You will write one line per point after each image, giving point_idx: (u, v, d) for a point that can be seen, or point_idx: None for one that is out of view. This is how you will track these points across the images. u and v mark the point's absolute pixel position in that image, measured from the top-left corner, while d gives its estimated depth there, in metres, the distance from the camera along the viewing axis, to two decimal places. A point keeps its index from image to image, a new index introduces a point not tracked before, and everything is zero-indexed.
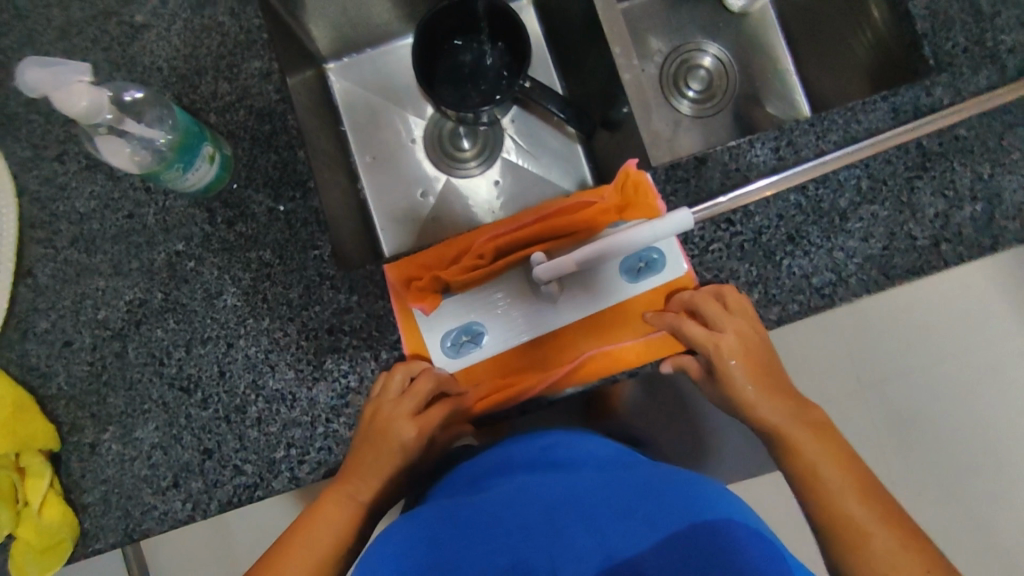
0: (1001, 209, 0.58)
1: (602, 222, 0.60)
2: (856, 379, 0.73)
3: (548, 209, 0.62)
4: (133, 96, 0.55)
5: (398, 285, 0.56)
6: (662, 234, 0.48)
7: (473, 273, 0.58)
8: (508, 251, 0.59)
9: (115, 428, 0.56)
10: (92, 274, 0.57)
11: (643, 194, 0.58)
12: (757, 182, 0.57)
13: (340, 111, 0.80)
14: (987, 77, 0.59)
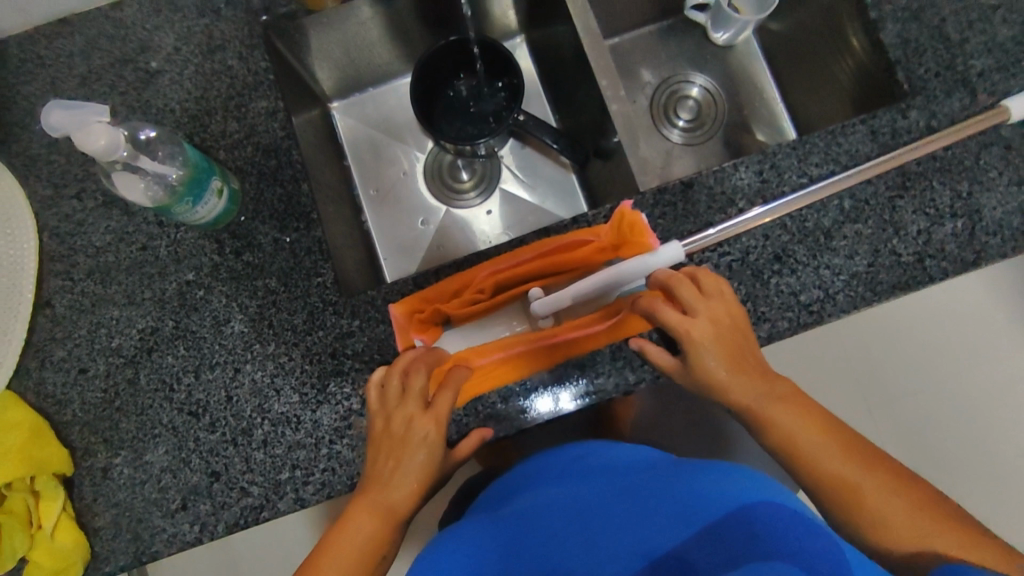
0: (982, 225, 0.60)
1: (598, 260, 0.58)
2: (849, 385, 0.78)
3: (549, 244, 0.58)
4: (147, 134, 0.57)
5: (404, 321, 0.57)
6: (653, 266, 0.54)
7: (472, 307, 0.59)
8: (508, 284, 0.59)
9: (126, 452, 0.57)
10: (107, 304, 0.59)
11: (638, 234, 0.57)
12: (754, 210, 0.59)
13: (344, 147, 0.83)
14: (959, 100, 0.61)
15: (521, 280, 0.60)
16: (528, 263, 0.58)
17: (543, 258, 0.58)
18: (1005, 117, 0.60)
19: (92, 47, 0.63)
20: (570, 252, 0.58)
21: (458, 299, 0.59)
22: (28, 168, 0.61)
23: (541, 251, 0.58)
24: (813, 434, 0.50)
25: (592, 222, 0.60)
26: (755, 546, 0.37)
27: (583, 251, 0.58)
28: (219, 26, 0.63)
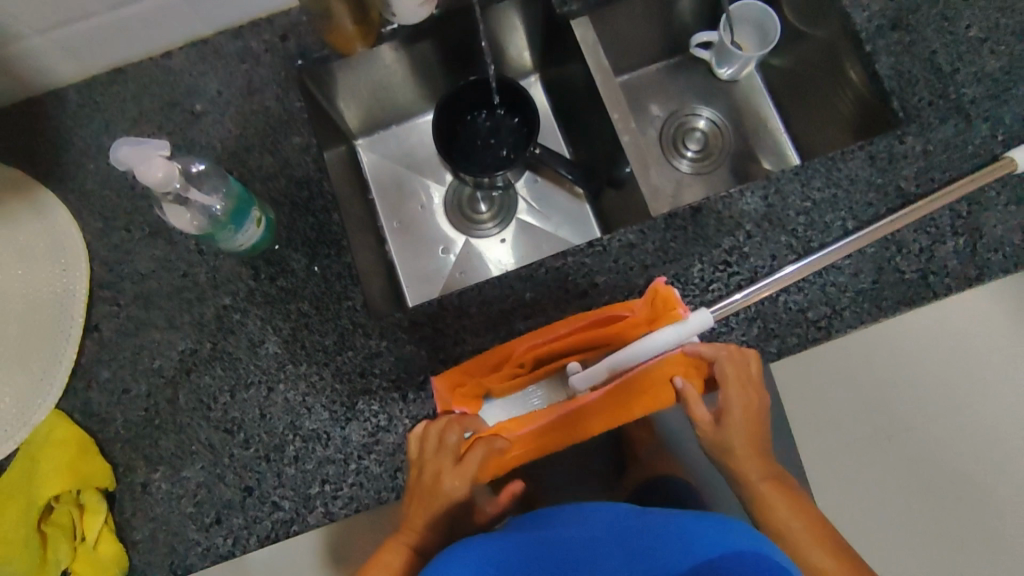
0: (982, 241, 0.63)
1: (633, 333, 0.60)
2: (873, 425, 0.66)
3: (585, 319, 0.60)
4: (196, 168, 0.59)
5: (448, 397, 0.60)
6: (685, 334, 0.59)
7: (512, 381, 0.62)
8: (547, 359, 0.62)
9: (164, 468, 0.60)
10: (149, 328, 0.63)
11: (668, 307, 0.60)
12: (786, 267, 0.62)
13: (369, 181, 0.88)
14: (953, 126, 0.65)
15: (558, 354, 0.62)
16: (565, 339, 0.60)
17: (579, 334, 0.61)
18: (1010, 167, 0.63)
19: (143, 93, 0.69)
20: (605, 328, 0.61)
21: (498, 373, 0.61)
22: (81, 202, 0.66)
23: (578, 325, 0.60)
24: (812, 539, 0.54)
25: (607, 246, 0.61)
26: None
27: (617, 325, 0.60)
28: (258, 71, 0.69)
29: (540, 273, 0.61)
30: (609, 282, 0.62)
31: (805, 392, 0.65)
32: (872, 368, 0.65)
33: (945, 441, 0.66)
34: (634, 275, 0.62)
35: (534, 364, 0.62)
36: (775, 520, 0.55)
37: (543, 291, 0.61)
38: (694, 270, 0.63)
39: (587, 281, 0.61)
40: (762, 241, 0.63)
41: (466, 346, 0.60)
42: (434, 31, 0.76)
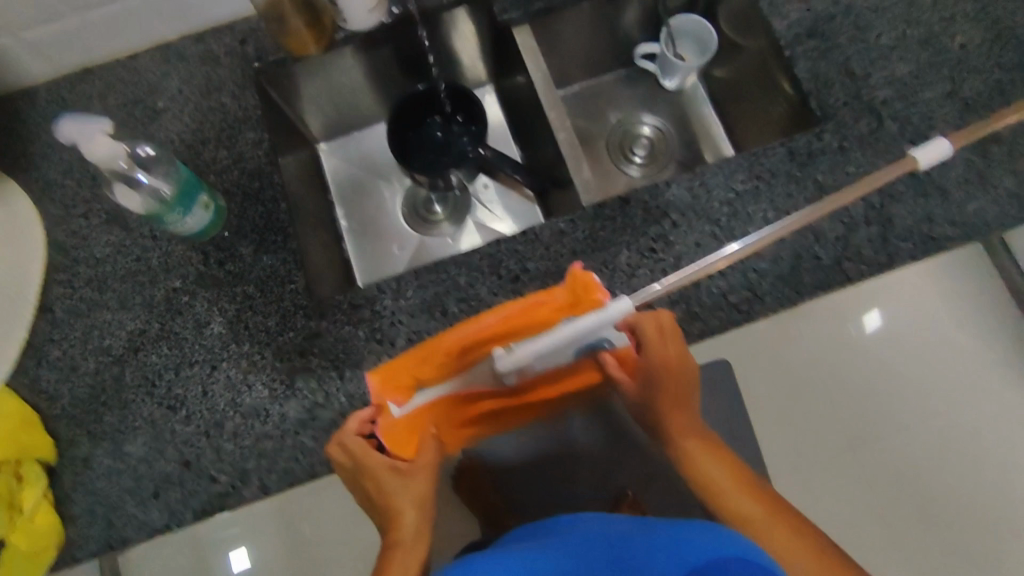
0: (894, 232, 0.66)
1: (557, 318, 0.59)
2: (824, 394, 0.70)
3: (509, 309, 0.59)
4: (145, 152, 0.63)
5: (378, 389, 0.60)
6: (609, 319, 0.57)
7: (442, 373, 0.60)
8: (473, 350, 0.60)
9: (107, 443, 0.63)
10: (101, 309, 0.66)
11: (590, 292, 0.60)
12: (729, 246, 0.64)
13: (329, 183, 0.92)
14: (867, 124, 0.69)
15: (484, 342, 0.59)
16: (489, 327, 0.59)
17: (503, 322, 0.59)
18: (912, 166, 0.66)
19: (108, 91, 0.73)
20: (530, 314, 0.59)
21: (426, 366, 0.60)
22: (42, 190, 0.70)
23: (505, 312, 0.59)
24: (739, 490, 0.60)
25: (538, 234, 0.65)
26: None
27: (540, 312, 0.59)
28: (218, 72, 0.73)
29: (474, 258, 0.65)
30: (540, 267, 0.64)
31: (760, 362, 0.70)
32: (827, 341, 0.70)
33: (898, 412, 0.70)
34: (563, 260, 0.65)
35: (461, 355, 0.60)
36: (699, 473, 0.61)
37: (477, 275, 0.64)
38: (622, 256, 0.65)
39: (519, 267, 0.65)
40: (687, 230, 0.65)
41: (401, 327, 0.63)
42: (388, 39, 0.81)
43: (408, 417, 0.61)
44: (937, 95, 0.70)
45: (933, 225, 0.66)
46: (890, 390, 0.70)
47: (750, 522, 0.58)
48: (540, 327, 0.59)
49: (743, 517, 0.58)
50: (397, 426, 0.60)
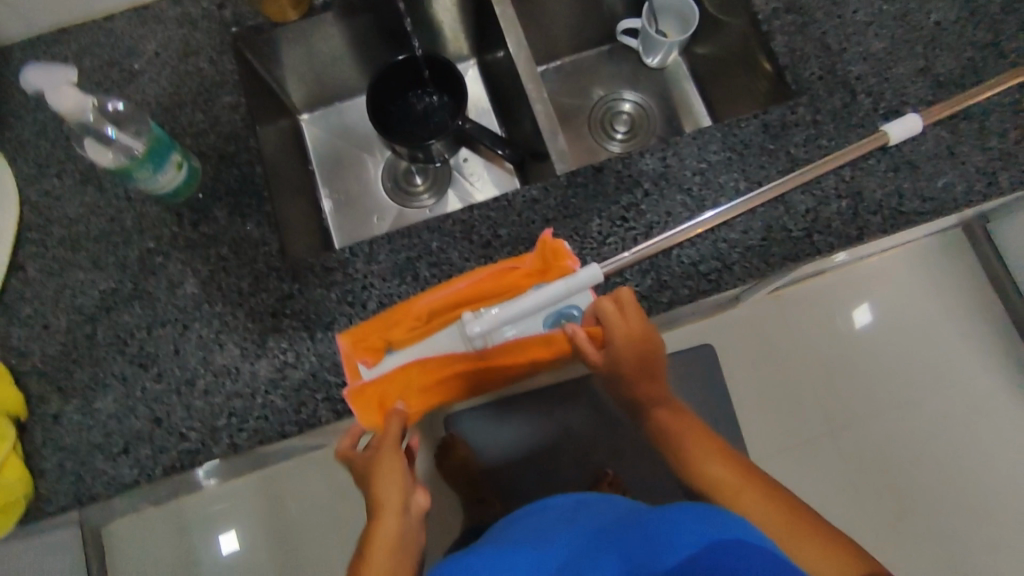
0: (864, 205, 0.67)
1: (525, 285, 0.64)
2: (772, 361, 1.04)
3: (481, 274, 0.63)
4: (115, 106, 0.67)
5: (349, 351, 0.62)
6: (577, 284, 0.62)
7: (415, 334, 0.64)
8: (446, 312, 0.64)
9: (78, 400, 0.63)
10: (74, 268, 0.66)
11: (558, 260, 0.63)
12: (707, 212, 0.65)
13: (309, 153, 0.93)
14: (840, 99, 0.69)
15: (454, 306, 0.64)
16: (460, 291, 0.63)
17: (474, 286, 0.63)
18: (884, 141, 0.67)
19: (85, 52, 0.73)
20: (501, 280, 0.64)
21: (400, 327, 0.63)
22: (16, 150, 0.69)
23: (475, 278, 0.63)
24: (717, 462, 0.60)
25: (511, 201, 0.66)
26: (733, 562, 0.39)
27: (510, 278, 0.64)
28: (195, 36, 0.73)
29: (447, 224, 0.65)
30: (512, 233, 0.65)
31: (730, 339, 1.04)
32: (770, 327, 1.04)
33: (822, 376, 1.03)
34: (535, 227, 0.65)
35: (432, 317, 0.64)
36: (678, 445, 0.62)
37: (449, 240, 0.65)
38: (594, 224, 0.65)
39: (490, 233, 0.65)
40: (659, 199, 0.66)
41: (373, 290, 0.64)
42: (368, 7, 0.81)
43: (379, 378, 0.63)
44: (909, 71, 0.70)
45: (903, 199, 0.67)
46: (814, 364, 1.04)
47: (726, 489, 0.58)
48: (507, 295, 0.64)
49: (720, 483, 0.58)
50: (362, 394, 0.62)
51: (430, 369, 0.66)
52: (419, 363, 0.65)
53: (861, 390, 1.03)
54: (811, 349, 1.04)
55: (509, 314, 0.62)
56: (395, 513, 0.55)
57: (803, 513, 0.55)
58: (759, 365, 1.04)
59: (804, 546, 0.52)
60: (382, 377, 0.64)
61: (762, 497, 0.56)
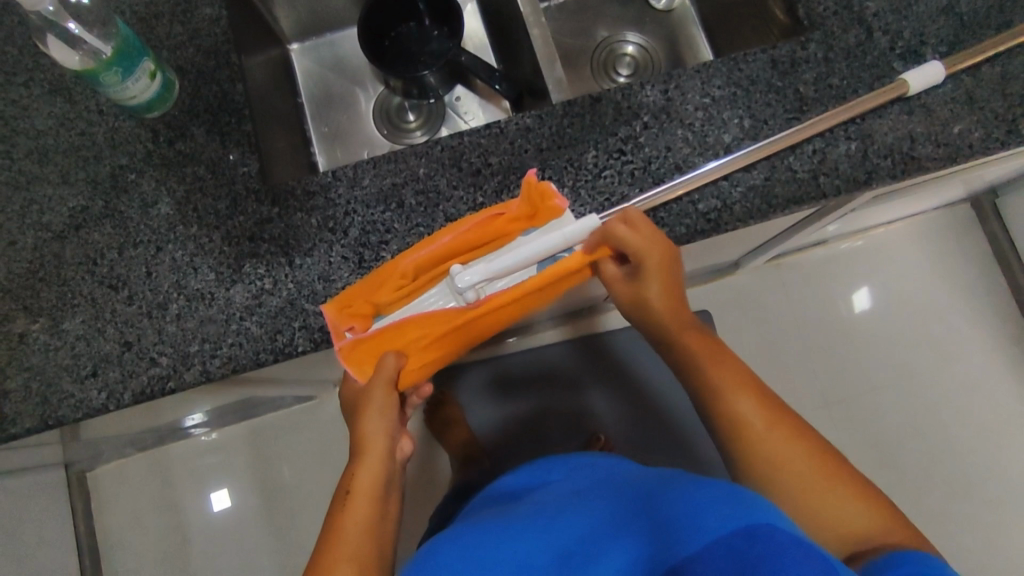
0: (874, 148, 0.63)
1: (513, 231, 0.58)
2: (753, 328, 1.17)
3: (466, 226, 0.57)
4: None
5: (336, 320, 0.57)
6: (575, 235, 0.55)
7: (404, 295, 0.58)
8: (435, 267, 0.58)
9: (44, 320, 0.60)
10: (42, 183, 0.63)
11: (548, 201, 0.57)
12: (708, 164, 0.62)
13: (298, 85, 0.89)
14: (855, 36, 0.66)
15: (442, 262, 0.58)
16: (447, 245, 0.57)
17: (463, 239, 0.57)
18: (903, 91, 0.63)
19: None
20: (489, 228, 0.57)
21: (387, 288, 0.57)
22: None
23: (461, 230, 0.57)
24: (745, 400, 0.60)
25: (504, 128, 0.63)
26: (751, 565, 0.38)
27: (496, 224, 0.57)
28: None
29: (436, 150, 0.62)
30: (503, 162, 0.62)
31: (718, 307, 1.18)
32: (753, 300, 1.18)
33: (796, 349, 1.17)
34: (528, 157, 0.62)
35: (423, 274, 0.58)
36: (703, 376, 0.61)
37: (437, 167, 0.62)
38: (588, 155, 0.62)
39: (480, 160, 0.62)
40: (658, 132, 0.63)
41: (355, 217, 0.61)
42: None
43: (370, 337, 0.58)
44: (928, 11, 0.67)
45: (915, 144, 0.63)
46: (790, 334, 1.17)
47: (751, 432, 0.59)
48: (496, 244, 0.58)
49: (745, 428, 0.59)
50: (355, 356, 0.59)
51: (421, 330, 0.58)
52: (408, 326, 0.58)
53: (831, 362, 1.16)
54: (789, 323, 1.18)
55: (505, 265, 0.55)
56: (383, 452, 0.59)
57: (832, 469, 0.58)
58: (742, 333, 1.17)
59: (830, 492, 0.57)
60: (371, 343, 0.58)
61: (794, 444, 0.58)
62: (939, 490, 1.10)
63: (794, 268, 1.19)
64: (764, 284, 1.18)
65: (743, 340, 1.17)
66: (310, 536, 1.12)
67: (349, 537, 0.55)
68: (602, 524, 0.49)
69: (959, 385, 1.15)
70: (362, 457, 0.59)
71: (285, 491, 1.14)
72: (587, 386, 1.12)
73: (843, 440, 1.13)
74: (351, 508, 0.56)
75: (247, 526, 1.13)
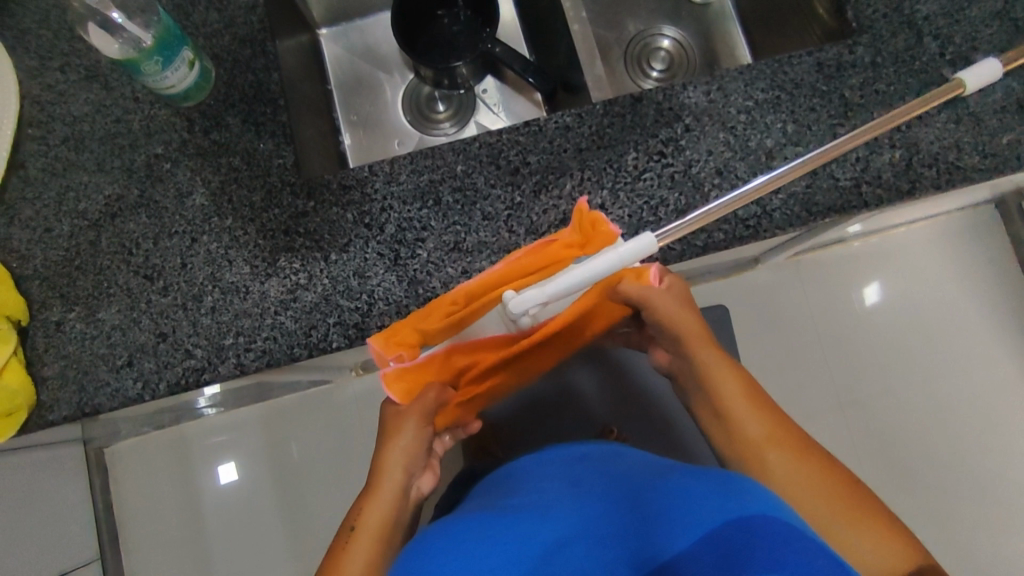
0: (918, 157, 0.62)
1: (566, 257, 0.56)
2: (773, 325, 1.13)
3: (516, 255, 0.57)
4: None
5: (382, 350, 0.57)
6: (630, 258, 0.50)
7: (452, 323, 0.57)
8: (484, 296, 0.56)
9: (81, 308, 0.60)
10: (78, 170, 0.63)
11: (600, 230, 0.56)
12: (756, 180, 0.57)
13: (328, 72, 0.88)
14: (904, 40, 0.64)
15: (494, 288, 0.56)
16: (496, 274, 0.56)
17: (509, 267, 0.56)
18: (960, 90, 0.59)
19: None
20: (542, 254, 0.56)
21: (434, 317, 0.57)
22: (17, 40, 0.66)
23: (512, 258, 0.56)
24: (757, 423, 0.58)
25: (543, 126, 0.62)
26: (759, 553, 0.35)
27: (548, 249, 0.56)
28: None
29: (473, 146, 0.61)
30: (542, 161, 0.61)
31: (739, 299, 1.13)
32: (772, 300, 1.13)
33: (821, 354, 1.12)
34: (567, 157, 0.62)
35: (471, 302, 0.57)
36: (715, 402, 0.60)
37: (474, 164, 0.61)
38: (628, 157, 0.62)
39: (519, 159, 0.61)
40: (700, 135, 0.62)
41: (391, 213, 0.60)
42: None
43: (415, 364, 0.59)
44: (981, 15, 0.65)
45: (961, 153, 0.62)
46: (809, 331, 1.13)
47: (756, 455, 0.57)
48: (552, 269, 0.55)
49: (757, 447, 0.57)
50: (400, 381, 0.59)
51: (470, 355, 0.60)
52: (456, 352, 0.59)
53: (851, 367, 1.12)
54: (811, 321, 1.13)
55: (558, 287, 0.50)
56: (396, 489, 0.56)
57: (853, 493, 0.55)
58: (763, 339, 1.12)
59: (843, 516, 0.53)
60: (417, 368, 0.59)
61: (803, 464, 0.56)
62: (955, 497, 1.07)
63: (821, 262, 1.14)
64: (790, 277, 1.14)
65: (762, 337, 1.12)
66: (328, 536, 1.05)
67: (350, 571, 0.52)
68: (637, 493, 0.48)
69: (975, 396, 1.10)
70: (374, 493, 0.56)
71: (312, 477, 1.07)
72: (569, 358, 0.88)
73: (856, 443, 1.09)
74: (354, 542, 0.54)
75: (259, 519, 1.06)
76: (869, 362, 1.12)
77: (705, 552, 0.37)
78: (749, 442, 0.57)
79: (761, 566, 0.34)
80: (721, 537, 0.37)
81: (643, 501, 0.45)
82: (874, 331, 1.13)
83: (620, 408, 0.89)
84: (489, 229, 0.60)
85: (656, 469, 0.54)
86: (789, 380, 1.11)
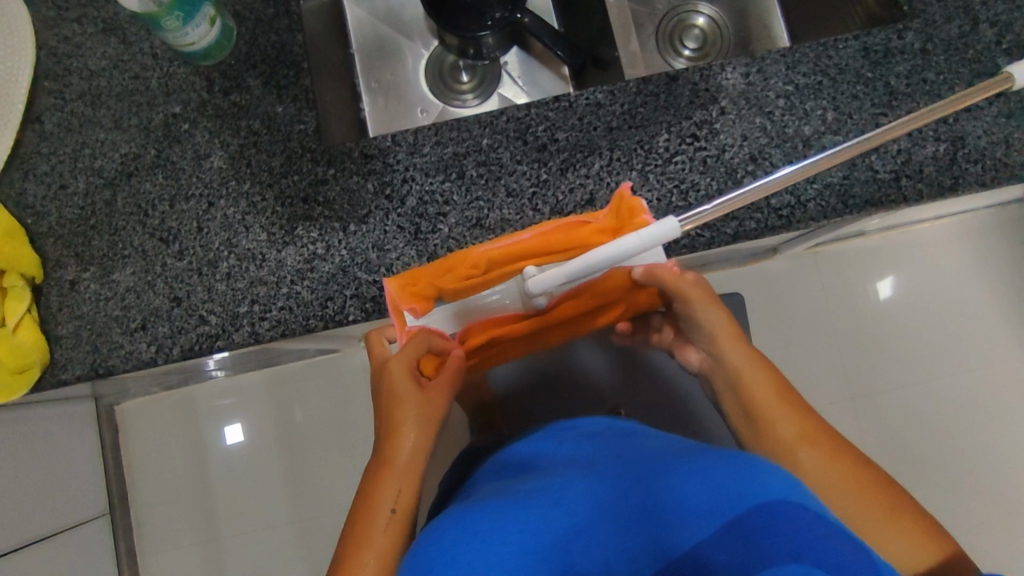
0: (965, 151, 0.59)
1: (597, 241, 0.56)
2: (791, 315, 1.10)
3: (548, 228, 0.56)
4: None
5: (396, 296, 0.56)
6: (647, 243, 0.46)
7: (468, 286, 0.58)
8: (506, 265, 0.57)
9: (95, 268, 0.60)
10: (94, 126, 0.61)
11: (635, 218, 0.55)
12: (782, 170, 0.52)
13: (350, 35, 0.85)
14: (958, 26, 0.61)
15: (517, 258, 0.56)
16: (524, 244, 0.56)
17: (537, 239, 0.56)
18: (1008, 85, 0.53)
19: None
20: (572, 232, 0.56)
21: (453, 274, 0.57)
22: None
23: (542, 230, 0.56)
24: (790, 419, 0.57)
25: (573, 103, 0.60)
26: (787, 548, 0.34)
27: (580, 231, 0.56)
28: None
29: (500, 120, 0.59)
30: (570, 138, 0.59)
31: (758, 285, 1.10)
32: (792, 289, 1.11)
33: (837, 346, 1.10)
34: (597, 135, 0.59)
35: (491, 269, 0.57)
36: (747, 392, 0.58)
37: (501, 138, 0.59)
38: (659, 139, 0.59)
39: (547, 135, 0.59)
40: (736, 119, 0.60)
41: (413, 185, 0.59)
42: None
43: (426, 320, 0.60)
44: None
45: (1009, 150, 0.59)
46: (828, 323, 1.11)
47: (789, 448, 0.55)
48: (573, 252, 0.55)
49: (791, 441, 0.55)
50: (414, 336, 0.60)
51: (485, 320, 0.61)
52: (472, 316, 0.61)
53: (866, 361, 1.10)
54: (830, 312, 1.11)
55: (576, 267, 0.47)
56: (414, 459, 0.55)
57: (888, 492, 0.53)
58: (780, 329, 1.10)
59: (874, 517, 0.52)
60: (431, 322, 0.60)
61: (836, 469, 0.54)
62: (964, 498, 1.05)
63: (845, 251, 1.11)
64: (810, 266, 1.11)
65: (779, 325, 1.10)
66: (333, 501, 1.06)
67: (377, 542, 0.51)
68: (663, 459, 0.47)
69: (994, 399, 1.08)
70: (389, 466, 0.54)
71: (316, 442, 1.07)
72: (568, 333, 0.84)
73: (867, 438, 1.07)
74: (375, 516, 0.52)
75: (264, 480, 1.06)
76: (885, 356, 1.10)
77: (731, 543, 0.35)
78: (779, 443, 0.55)
79: (781, 559, 0.33)
80: (747, 527, 0.35)
81: (665, 467, 0.44)
82: (893, 324, 1.10)
83: (634, 391, 0.83)
84: (513, 206, 0.59)
85: (671, 447, 0.51)
86: (804, 372, 1.09)
